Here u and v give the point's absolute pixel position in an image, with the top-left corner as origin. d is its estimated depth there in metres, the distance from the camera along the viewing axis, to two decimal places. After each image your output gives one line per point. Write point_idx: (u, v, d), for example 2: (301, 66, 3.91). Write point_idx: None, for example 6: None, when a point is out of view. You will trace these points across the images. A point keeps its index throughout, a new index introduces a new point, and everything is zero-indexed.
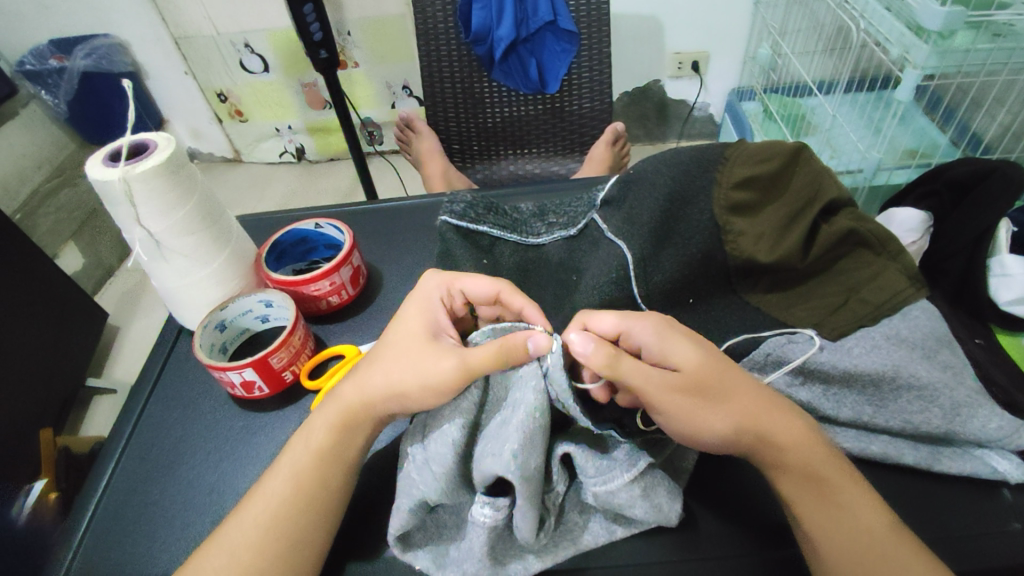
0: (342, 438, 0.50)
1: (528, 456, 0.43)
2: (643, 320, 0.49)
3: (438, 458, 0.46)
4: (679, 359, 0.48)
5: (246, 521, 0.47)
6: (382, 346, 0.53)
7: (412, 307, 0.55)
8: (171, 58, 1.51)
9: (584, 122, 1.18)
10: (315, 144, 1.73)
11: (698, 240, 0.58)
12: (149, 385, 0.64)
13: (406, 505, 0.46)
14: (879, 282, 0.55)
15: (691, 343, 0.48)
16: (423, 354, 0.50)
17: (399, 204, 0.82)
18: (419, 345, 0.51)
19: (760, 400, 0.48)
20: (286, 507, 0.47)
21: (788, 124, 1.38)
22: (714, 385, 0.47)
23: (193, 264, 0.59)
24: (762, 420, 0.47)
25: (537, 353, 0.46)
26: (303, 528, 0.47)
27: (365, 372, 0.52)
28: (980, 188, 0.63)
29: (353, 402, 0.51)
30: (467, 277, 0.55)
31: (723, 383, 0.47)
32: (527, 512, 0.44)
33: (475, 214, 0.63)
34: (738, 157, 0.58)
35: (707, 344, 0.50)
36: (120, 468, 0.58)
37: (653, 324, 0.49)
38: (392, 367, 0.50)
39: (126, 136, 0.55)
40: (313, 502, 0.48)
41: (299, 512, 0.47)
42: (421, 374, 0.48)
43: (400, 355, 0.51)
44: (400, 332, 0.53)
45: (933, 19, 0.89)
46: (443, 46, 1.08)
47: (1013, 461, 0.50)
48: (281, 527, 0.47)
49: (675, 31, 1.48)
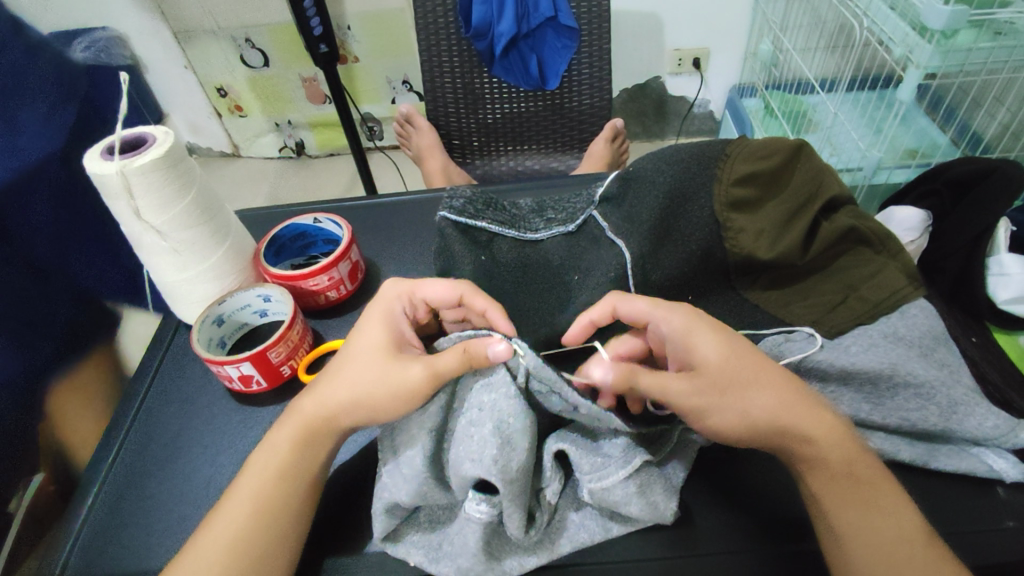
0: (302, 452, 0.50)
1: (509, 459, 0.43)
2: (675, 312, 0.50)
3: (408, 461, 0.47)
4: (702, 352, 0.48)
5: (222, 525, 0.47)
6: (347, 355, 0.53)
7: (371, 318, 0.55)
8: (171, 52, 1.51)
9: (584, 118, 1.17)
10: (316, 139, 1.73)
11: (699, 236, 0.58)
12: (147, 379, 0.64)
13: (379, 508, 0.47)
14: (878, 279, 0.55)
15: (716, 336, 0.49)
16: (392, 362, 0.50)
17: (398, 199, 0.82)
18: (384, 354, 0.51)
19: (790, 391, 0.48)
20: (260, 513, 0.47)
21: (789, 121, 1.38)
22: (739, 377, 0.47)
23: (191, 258, 0.59)
24: (790, 412, 0.47)
25: (498, 358, 0.45)
26: (277, 535, 0.47)
27: (324, 387, 0.52)
28: (980, 187, 0.63)
29: (315, 413, 0.51)
30: (428, 284, 0.55)
31: (744, 376, 0.48)
32: (513, 509, 0.45)
33: (474, 209, 0.62)
34: (740, 153, 0.58)
35: (734, 335, 0.50)
36: (116, 462, 0.58)
37: (685, 315, 0.50)
38: (358, 378, 0.50)
39: (123, 130, 0.55)
40: (292, 501, 0.48)
41: (281, 512, 0.48)
42: (391, 382, 0.48)
43: (372, 363, 0.51)
44: (361, 344, 0.53)
45: (936, 17, 0.88)
46: (443, 41, 1.08)
47: (1009, 460, 0.50)
48: (257, 532, 0.47)
49: (676, 27, 1.47)
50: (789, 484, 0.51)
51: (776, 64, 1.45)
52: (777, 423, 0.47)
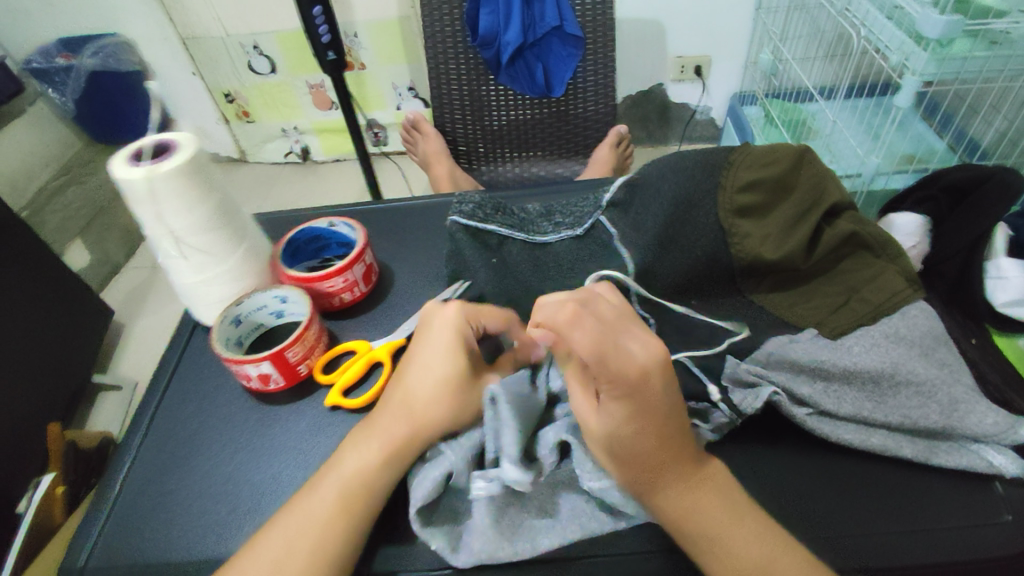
0: (389, 463, 0.50)
1: (515, 386, 0.52)
2: (617, 370, 0.41)
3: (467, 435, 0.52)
4: (612, 414, 0.43)
5: (305, 515, 0.48)
6: (410, 382, 0.54)
7: (436, 344, 0.55)
8: (179, 59, 1.55)
9: (588, 126, 1.20)
10: (323, 145, 1.75)
11: (702, 243, 0.60)
12: (166, 377, 0.66)
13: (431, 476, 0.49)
14: (879, 282, 0.56)
15: (633, 410, 0.43)
16: (472, 388, 0.53)
17: (411, 204, 0.84)
18: (461, 381, 0.53)
19: (672, 461, 0.45)
20: (338, 512, 0.48)
21: (789, 129, 1.39)
22: (634, 443, 0.44)
23: (213, 261, 0.61)
24: (662, 479, 0.45)
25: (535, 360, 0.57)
26: (350, 536, 0.48)
27: (401, 404, 0.53)
28: (978, 193, 0.65)
29: (393, 431, 0.51)
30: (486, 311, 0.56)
31: (646, 441, 0.44)
32: (513, 426, 0.49)
33: (484, 215, 0.66)
34: (743, 162, 0.60)
35: (660, 408, 0.43)
36: (138, 458, 0.59)
37: (624, 374, 0.41)
38: (438, 403, 0.52)
39: (148, 136, 0.56)
40: (359, 506, 0.49)
41: (348, 516, 0.48)
42: (473, 400, 0.53)
43: (451, 390, 0.52)
44: (427, 368, 0.54)
45: (933, 28, 0.90)
46: (451, 49, 1.10)
47: (1010, 457, 0.51)
48: (331, 531, 0.47)
49: (679, 34, 1.49)
50: (789, 483, 0.53)
51: (776, 73, 1.48)
52: (679, 456, 0.46)
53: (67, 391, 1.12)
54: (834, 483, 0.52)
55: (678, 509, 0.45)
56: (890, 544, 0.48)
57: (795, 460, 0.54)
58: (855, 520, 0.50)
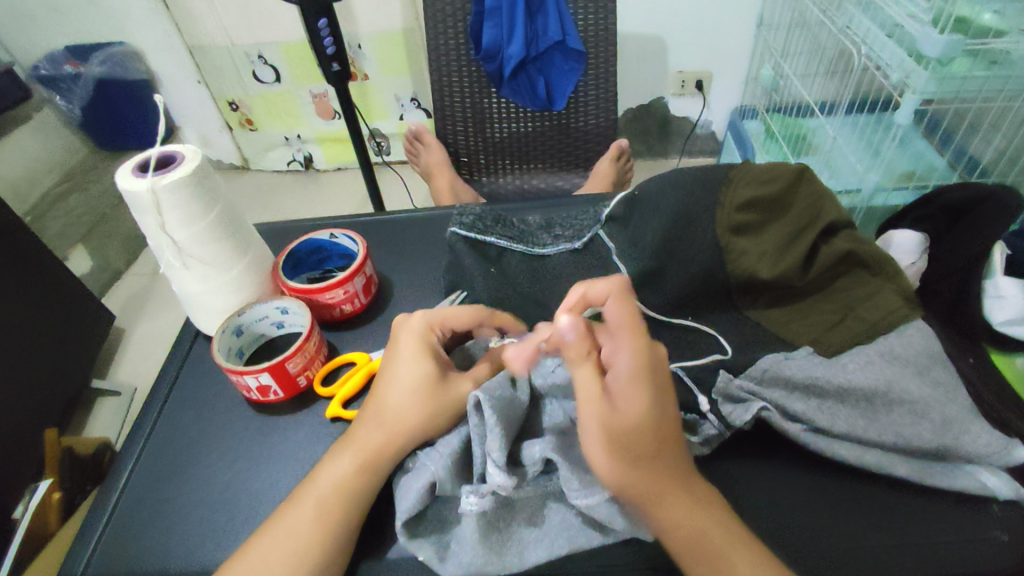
0: (363, 472, 0.51)
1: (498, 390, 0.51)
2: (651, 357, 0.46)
3: (445, 441, 0.51)
4: (629, 409, 0.45)
5: (283, 526, 0.48)
6: (382, 388, 0.54)
7: (404, 350, 0.55)
8: (184, 67, 1.56)
9: (589, 139, 1.20)
10: (326, 154, 1.76)
11: (700, 259, 0.60)
12: (166, 385, 0.66)
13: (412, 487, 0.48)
14: (875, 300, 0.56)
15: (650, 403, 0.45)
16: (438, 392, 0.53)
17: (412, 215, 0.84)
18: (425, 384, 0.53)
19: (668, 480, 0.46)
20: (314, 523, 0.48)
21: (789, 144, 1.43)
22: (640, 447, 0.45)
23: (215, 272, 0.61)
24: (662, 498, 0.45)
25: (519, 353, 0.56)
26: (329, 545, 0.48)
27: (380, 412, 0.53)
28: (975, 213, 0.66)
29: (369, 440, 0.52)
30: (452, 313, 0.57)
31: (648, 448, 0.45)
32: (501, 435, 0.48)
33: (483, 227, 0.67)
34: (742, 178, 0.61)
35: (668, 407, 0.46)
36: (136, 466, 0.59)
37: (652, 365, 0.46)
38: (407, 406, 0.52)
39: (154, 148, 0.57)
40: (336, 515, 0.49)
41: (326, 527, 0.48)
42: (441, 403, 0.52)
43: (417, 394, 0.52)
44: (396, 373, 0.54)
45: (933, 46, 0.92)
46: (454, 62, 1.11)
47: (1002, 477, 0.51)
48: (308, 542, 0.48)
49: (680, 49, 1.51)
50: (785, 500, 0.53)
51: (776, 89, 1.50)
52: (672, 477, 0.46)
53: (64, 397, 1.12)
54: (829, 500, 0.52)
55: (674, 528, 0.46)
56: (884, 563, 0.48)
57: (790, 476, 0.54)
58: (849, 537, 0.50)
